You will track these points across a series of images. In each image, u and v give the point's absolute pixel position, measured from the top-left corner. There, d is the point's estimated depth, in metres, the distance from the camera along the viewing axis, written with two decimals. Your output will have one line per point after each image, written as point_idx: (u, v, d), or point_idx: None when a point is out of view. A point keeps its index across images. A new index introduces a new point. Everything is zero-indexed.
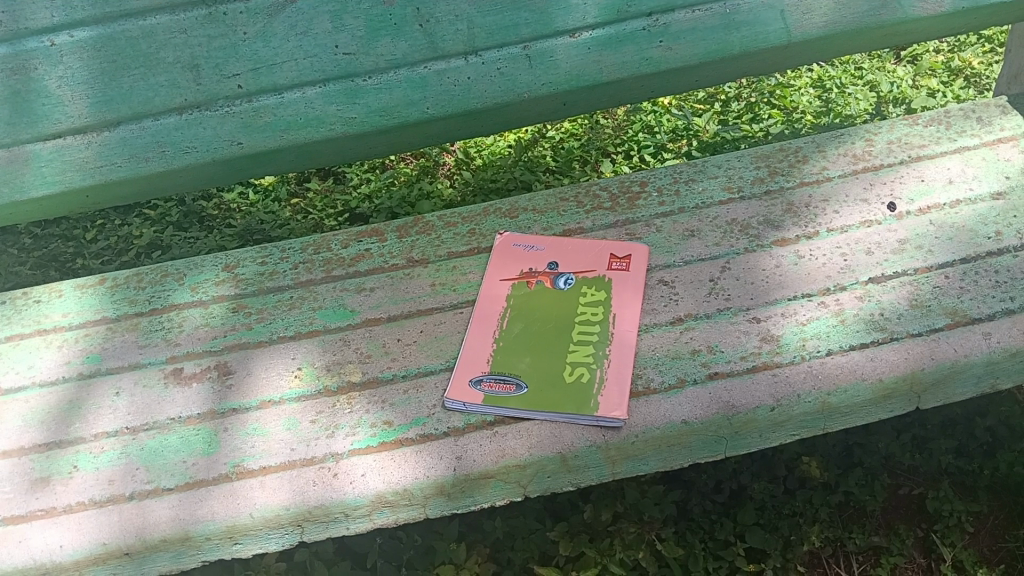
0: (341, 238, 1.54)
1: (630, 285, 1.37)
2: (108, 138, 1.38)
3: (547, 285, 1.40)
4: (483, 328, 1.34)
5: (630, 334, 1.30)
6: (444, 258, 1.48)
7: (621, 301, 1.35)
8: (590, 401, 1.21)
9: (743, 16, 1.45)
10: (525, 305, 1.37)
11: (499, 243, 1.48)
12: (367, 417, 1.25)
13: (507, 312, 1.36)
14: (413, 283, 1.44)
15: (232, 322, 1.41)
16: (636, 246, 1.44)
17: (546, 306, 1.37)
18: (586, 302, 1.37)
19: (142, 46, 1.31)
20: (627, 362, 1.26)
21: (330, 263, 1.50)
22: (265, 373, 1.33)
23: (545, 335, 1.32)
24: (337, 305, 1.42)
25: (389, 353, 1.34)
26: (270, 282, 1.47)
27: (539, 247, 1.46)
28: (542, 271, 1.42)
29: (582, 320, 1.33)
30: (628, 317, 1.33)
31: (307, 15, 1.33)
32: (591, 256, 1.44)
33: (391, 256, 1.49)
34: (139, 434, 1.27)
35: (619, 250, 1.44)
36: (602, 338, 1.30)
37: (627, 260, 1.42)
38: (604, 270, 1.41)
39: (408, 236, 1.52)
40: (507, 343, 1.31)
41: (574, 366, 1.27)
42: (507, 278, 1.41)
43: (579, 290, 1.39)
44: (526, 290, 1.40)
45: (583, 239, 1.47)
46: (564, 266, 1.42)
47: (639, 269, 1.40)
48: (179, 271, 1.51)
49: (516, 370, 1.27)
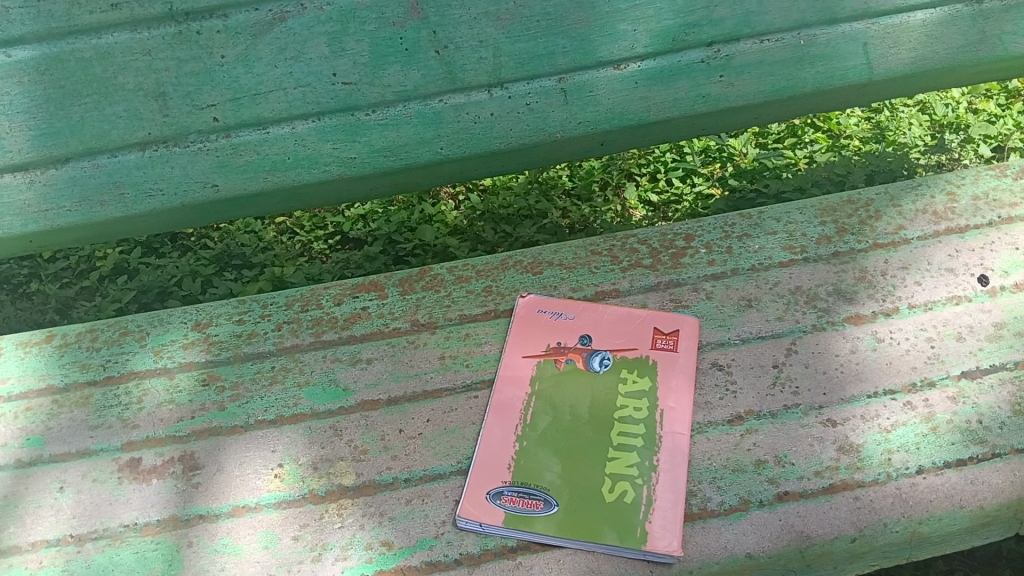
0: (334, 293, 1.29)
1: (680, 372, 1.15)
2: (54, 177, 1.14)
3: (580, 366, 1.17)
4: (502, 422, 1.12)
5: (682, 439, 1.08)
6: (454, 322, 1.25)
7: (669, 393, 1.13)
8: (635, 530, 1.00)
9: (820, 49, 1.20)
10: (552, 391, 1.14)
11: (521, 309, 1.25)
12: (361, 536, 1.04)
13: (531, 401, 1.14)
14: (419, 353, 1.21)
15: (202, 398, 1.19)
16: (685, 320, 1.22)
17: (577, 393, 1.14)
18: (627, 390, 1.14)
19: (95, 69, 1.05)
20: (681, 477, 1.05)
21: (320, 325, 1.26)
22: (238, 471, 1.11)
23: (577, 433, 1.09)
24: (326, 380, 1.20)
25: (389, 449, 1.11)
26: (248, 346, 1.25)
27: (569, 315, 1.24)
28: (573, 347, 1.19)
29: (623, 415, 1.11)
30: (678, 416, 1.11)
31: (299, 36, 1.07)
32: (632, 329, 1.21)
33: (392, 318, 1.26)
34: (85, 546, 1.05)
35: (665, 324, 1.21)
36: (648, 444, 1.08)
37: (674, 337, 1.20)
38: (647, 351, 1.18)
39: (412, 293, 1.28)
40: (531, 444, 1.09)
41: (615, 480, 1.05)
42: (531, 357, 1.19)
43: (617, 374, 1.15)
44: (555, 371, 1.17)
45: (622, 307, 1.24)
46: (599, 342, 1.20)
47: (689, 350, 1.18)
48: (142, 328, 1.28)
49: (543, 481, 1.05)
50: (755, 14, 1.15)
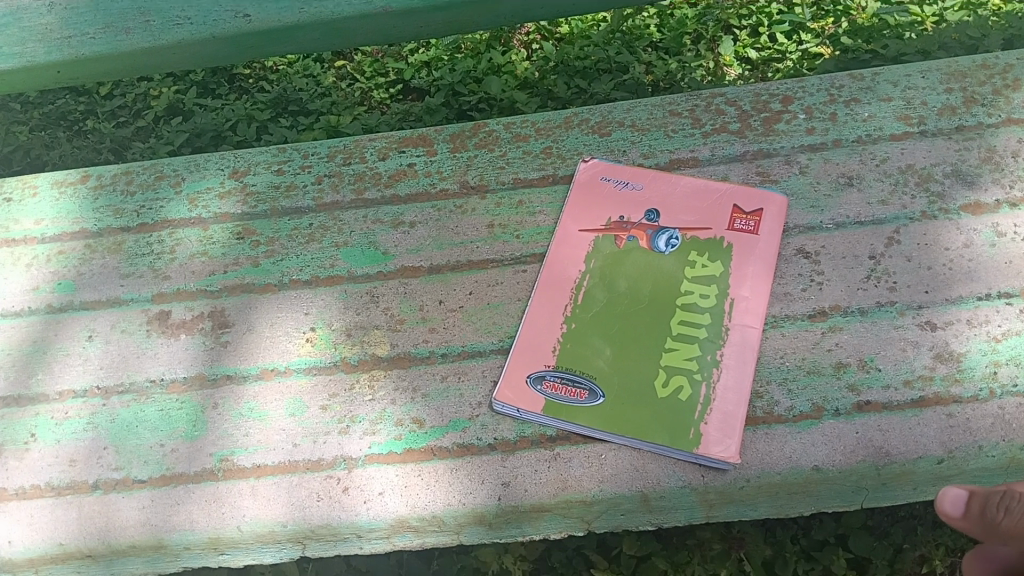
0: (379, 146, 1.19)
1: (757, 259, 1.01)
2: (76, 2, 1.10)
3: (642, 245, 1.04)
4: (550, 302, 1.01)
5: (752, 334, 0.95)
6: (507, 186, 1.13)
7: (742, 281, 0.99)
8: (688, 430, 0.90)
9: None
10: (608, 270, 1.02)
11: (583, 176, 1.11)
12: (392, 411, 0.96)
13: (584, 280, 1.02)
14: (466, 220, 1.11)
15: (236, 253, 1.12)
16: (771, 199, 1.06)
17: (637, 275, 1.01)
18: (694, 275, 1.00)
19: None
20: (746, 377, 0.93)
21: (362, 180, 1.17)
22: (268, 332, 1.04)
23: (632, 320, 0.98)
24: (366, 244, 1.11)
25: (427, 320, 1.03)
26: (285, 200, 1.16)
27: (636, 186, 1.09)
28: (637, 223, 1.06)
29: (686, 303, 0.98)
30: (750, 308, 0.97)
31: None
32: (707, 206, 1.06)
33: (440, 178, 1.15)
34: (111, 399, 1.01)
35: (746, 203, 1.06)
36: (712, 337, 0.95)
37: (756, 217, 1.04)
38: (723, 231, 1.03)
39: (463, 150, 1.17)
40: (580, 326, 0.98)
41: (671, 374, 0.93)
42: (589, 231, 1.06)
43: (684, 256, 1.02)
44: (614, 248, 1.04)
45: (698, 180, 1.09)
46: (668, 218, 1.05)
47: (771, 234, 1.03)
48: (177, 173, 1.20)
49: (590, 369, 0.95)
50: None
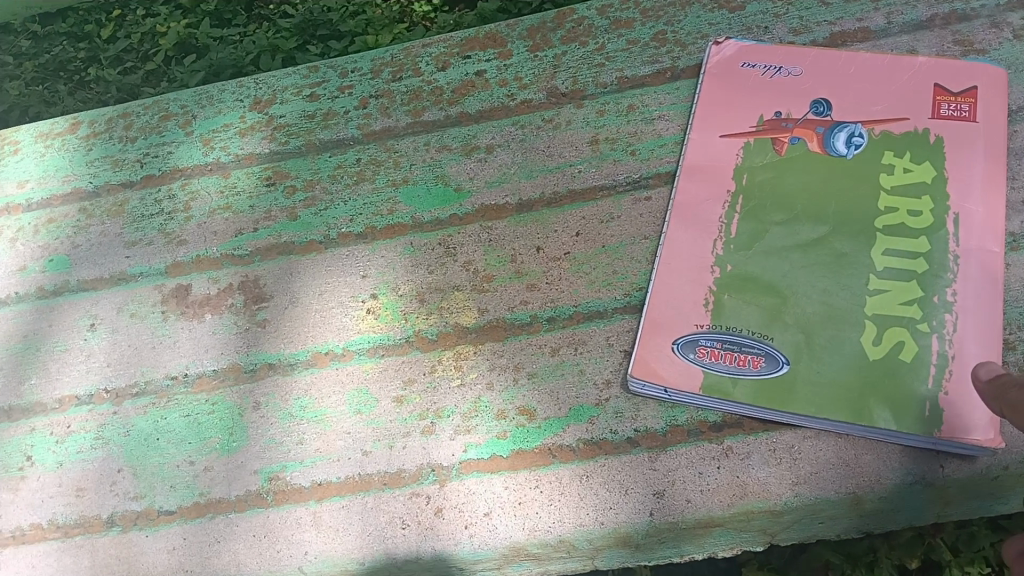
0: (436, 53, 0.92)
1: (982, 155, 0.73)
2: None
3: (814, 149, 0.76)
4: (692, 236, 0.74)
5: (990, 262, 0.69)
6: (610, 89, 0.85)
7: (966, 189, 0.72)
8: (921, 407, 0.64)
9: None
10: (770, 187, 0.75)
11: (714, 65, 0.83)
12: (490, 399, 0.71)
13: (737, 203, 0.75)
14: (560, 138, 0.84)
15: (267, 204, 0.86)
16: (986, 71, 0.77)
17: (812, 191, 0.74)
18: (894, 186, 0.72)
19: None
20: (992, 325, 0.67)
21: (419, 98, 0.90)
22: (317, 305, 0.79)
23: (816, 256, 0.71)
24: (432, 179, 0.85)
25: (524, 274, 0.77)
26: (324, 132, 0.90)
27: (792, 70, 0.80)
28: (801, 120, 0.77)
29: (890, 225, 0.71)
30: (982, 226, 0.70)
31: None
32: (897, 90, 0.77)
33: (521, 86, 0.88)
34: (123, 406, 0.79)
35: (952, 79, 0.77)
36: (936, 271, 0.69)
37: (969, 98, 0.75)
38: (926, 121, 0.75)
39: (546, 48, 0.90)
40: (742, 269, 0.72)
41: (883, 329, 0.67)
42: (734, 136, 0.78)
43: (876, 160, 0.74)
44: (774, 158, 0.76)
45: (878, 55, 0.80)
46: (843, 110, 0.77)
47: (995, 118, 0.75)
48: (186, 109, 0.95)
49: (765, 328, 0.69)
50: None
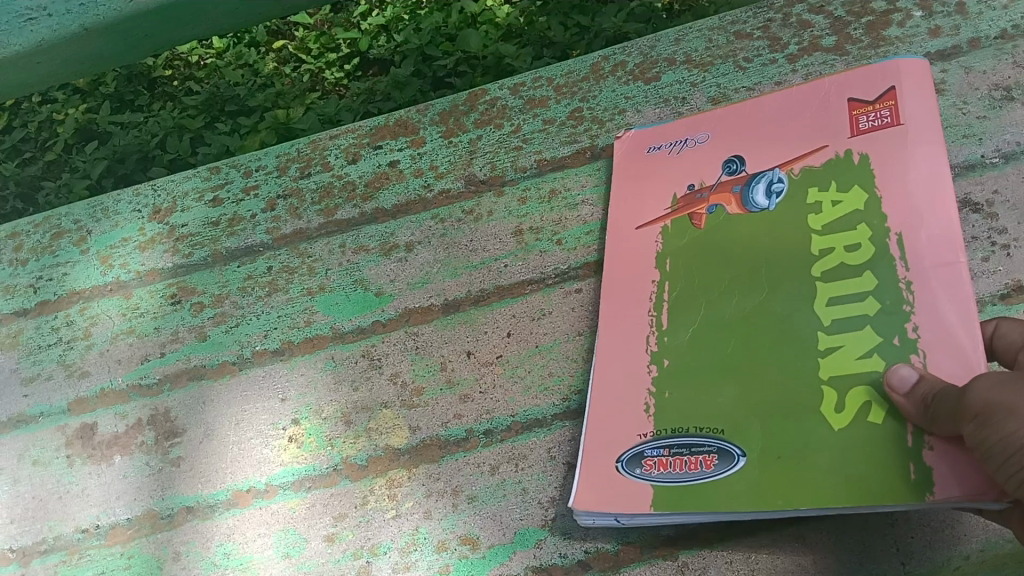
0: (345, 145, 0.88)
1: (917, 158, 0.68)
2: None
3: (734, 211, 0.72)
4: (623, 342, 0.70)
5: (947, 280, 0.62)
6: (530, 173, 0.82)
7: (906, 206, 0.66)
8: (905, 469, 0.56)
9: None
10: (694, 269, 0.71)
11: (621, 151, 0.80)
12: (428, 530, 0.67)
13: (664, 295, 0.71)
14: (483, 230, 0.80)
15: (174, 323, 0.81)
16: (899, 67, 0.72)
17: (739, 255, 0.70)
18: (824, 225, 0.68)
19: None
20: (971, 349, 0.59)
21: (331, 195, 0.85)
22: (236, 436, 0.74)
23: (755, 323, 0.67)
24: (350, 285, 0.80)
25: (454, 386, 0.73)
26: (231, 240, 0.84)
27: (699, 137, 0.77)
28: (715, 186, 0.74)
29: (826, 270, 0.66)
30: (939, 244, 0.64)
31: None
32: (808, 123, 0.74)
33: (437, 176, 0.84)
34: (31, 566, 0.72)
35: (864, 89, 0.73)
36: (888, 308, 0.63)
37: (889, 105, 0.71)
38: (847, 142, 0.71)
39: (460, 133, 0.86)
40: (678, 356, 0.68)
41: (842, 391, 0.61)
42: (651, 225, 0.75)
43: (799, 199, 0.70)
44: (694, 233, 0.73)
45: (783, 93, 0.77)
46: (757, 161, 0.74)
47: (923, 116, 0.69)
48: (80, 224, 0.89)
49: (708, 411, 0.64)
50: None
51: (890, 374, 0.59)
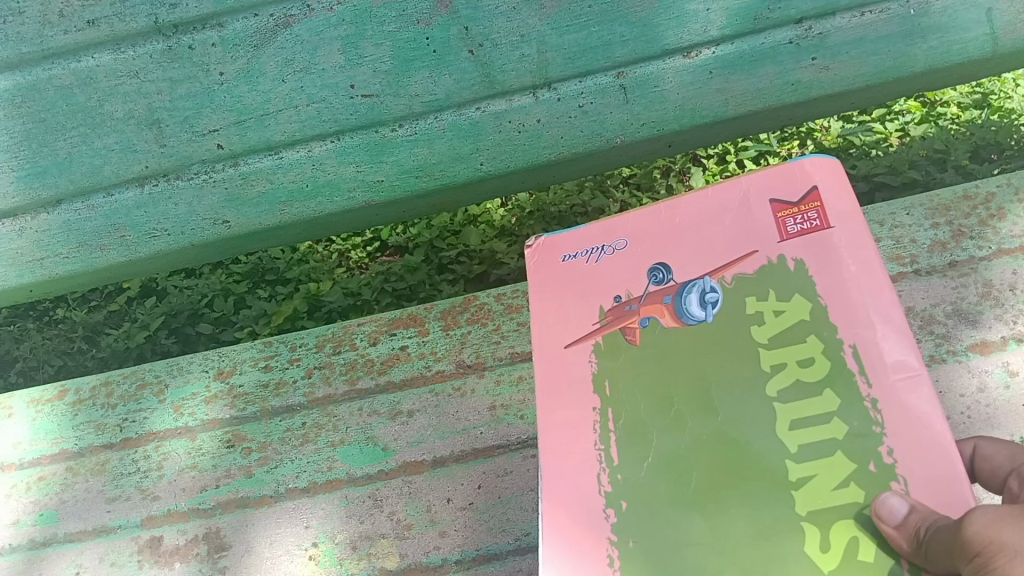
0: (368, 331, 1.16)
1: (853, 260, 0.82)
2: (47, 222, 1.04)
3: (669, 321, 0.87)
4: (573, 455, 0.82)
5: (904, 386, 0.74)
6: (505, 362, 1.10)
7: (855, 312, 0.80)
8: None
9: (936, 18, 0.99)
10: (642, 398, 0.83)
11: (538, 262, 0.97)
12: None
13: (608, 416, 0.83)
14: (466, 403, 1.07)
15: (228, 462, 1.06)
16: (809, 168, 0.87)
17: (696, 373, 0.82)
18: (770, 337, 0.82)
19: (78, 97, 0.95)
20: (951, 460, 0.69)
21: (354, 370, 1.13)
22: (269, 553, 0.98)
23: (726, 444, 0.77)
24: (363, 440, 1.06)
25: (436, 523, 0.98)
26: (276, 399, 1.11)
27: (616, 245, 0.94)
28: (645, 297, 0.89)
29: (783, 389, 0.78)
30: (897, 354, 0.76)
31: (308, 44, 0.93)
32: (736, 228, 0.89)
33: (436, 359, 1.12)
34: None
35: (790, 191, 0.88)
36: (857, 427, 0.73)
37: (813, 207, 0.86)
38: (777, 246, 0.86)
39: (456, 327, 1.14)
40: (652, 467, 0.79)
41: (825, 526, 0.70)
42: (580, 341, 0.89)
43: (739, 312, 0.84)
44: (630, 349, 0.87)
45: (700, 198, 0.93)
46: (682, 271, 0.89)
47: (842, 214, 0.84)
48: (160, 378, 1.16)
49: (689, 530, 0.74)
50: None
51: (879, 501, 0.66)
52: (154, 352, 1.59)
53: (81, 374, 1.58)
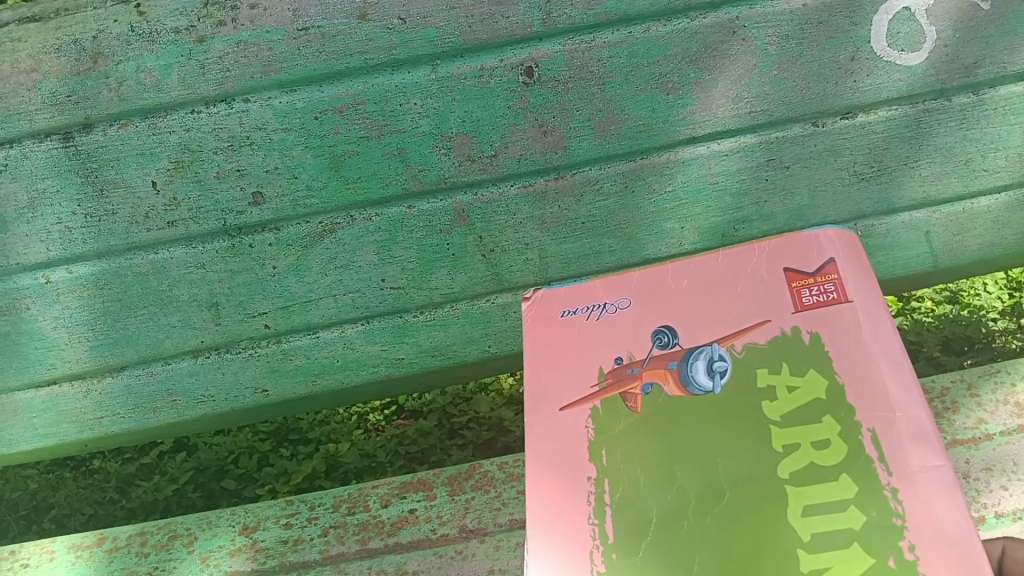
0: (381, 493, 1.28)
1: (871, 335, 0.73)
2: (111, 386, 1.19)
3: (673, 389, 0.76)
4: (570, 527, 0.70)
5: (931, 476, 0.65)
6: (504, 528, 1.21)
7: (877, 396, 0.70)
8: None
9: (879, 238, 1.17)
10: (637, 477, 0.72)
11: (533, 318, 0.86)
12: None
13: (607, 490, 0.72)
14: (466, 565, 1.17)
15: None
16: (823, 239, 0.80)
17: (696, 444, 0.72)
18: (784, 416, 0.71)
19: (151, 283, 1.12)
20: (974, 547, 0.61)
21: (366, 530, 1.24)
22: None
23: (742, 530, 0.66)
24: None
25: None
26: (294, 554, 1.22)
27: (618, 303, 0.84)
28: (648, 360, 0.78)
29: (795, 470, 0.68)
30: (923, 444, 0.67)
31: (349, 246, 1.12)
32: (748, 295, 0.80)
33: (441, 523, 1.23)
34: None
35: (804, 260, 0.80)
36: (876, 518, 0.63)
37: (827, 276, 0.78)
38: (794, 318, 0.77)
39: (461, 493, 1.25)
40: (651, 546, 0.67)
41: None
42: (575, 404, 0.78)
43: (752, 386, 0.74)
44: (630, 417, 0.75)
45: (708, 258, 0.84)
46: (688, 335, 0.79)
47: (860, 288, 0.76)
48: (191, 531, 1.27)
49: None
50: (808, 206, 1.14)
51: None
52: (179, 506, 1.70)
53: (109, 523, 1.68)
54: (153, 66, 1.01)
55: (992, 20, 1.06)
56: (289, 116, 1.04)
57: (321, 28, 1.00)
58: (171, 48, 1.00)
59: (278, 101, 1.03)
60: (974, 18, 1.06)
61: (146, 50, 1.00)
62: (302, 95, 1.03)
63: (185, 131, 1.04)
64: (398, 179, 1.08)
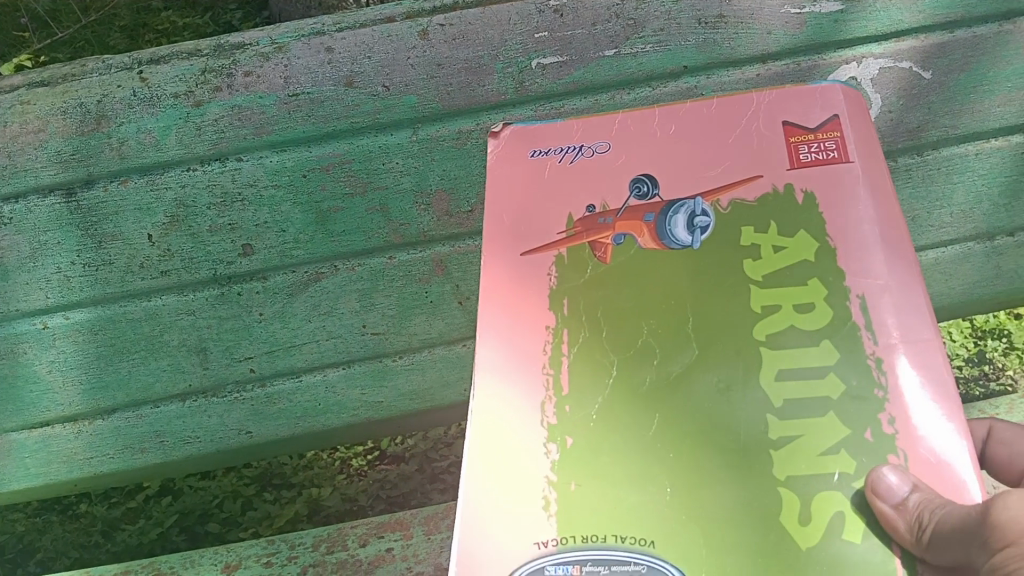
0: (359, 534, 1.31)
1: (864, 194, 0.88)
2: (101, 427, 1.22)
3: (644, 241, 0.91)
4: (526, 362, 0.88)
5: (910, 334, 0.82)
6: None
7: (869, 253, 0.86)
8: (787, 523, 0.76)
9: None
10: (614, 327, 0.88)
11: (507, 145, 0.99)
12: None
13: (562, 338, 0.88)
14: None
15: None
16: (828, 95, 0.93)
17: (668, 298, 0.88)
18: (762, 277, 0.87)
19: (144, 329, 1.18)
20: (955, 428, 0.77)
21: (344, 568, 1.28)
22: None
23: (697, 377, 0.84)
24: None
25: None
26: None
27: (597, 147, 0.97)
28: (623, 211, 0.93)
29: (771, 331, 0.84)
30: (907, 316, 0.82)
31: (333, 294, 1.18)
32: (734, 148, 0.94)
33: (416, 561, 1.28)
34: None
35: (801, 117, 0.93)
36: (855, 386, 0.80)
37: (818, 132, 0.92)
38: (787, 173, 0.91)
39: (438, 532, 1.30)
40: (611, 390, 0.85)
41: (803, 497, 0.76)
42: (542, 250, 0.93)
43: (730, 241, 0.89)
44: (598, 266, 0.91)
45: (695, 106, 0.97)
46: (665, 186, 0.93)
47: (854, 142, 0.90)
48: (173, 569, 1.31)
49: (632, 471, 0.81)
50: None
51: (877, 478, 0.74)
52: (164, 548, 1.73)
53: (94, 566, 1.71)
54: (153, 127, 1.11)
55: (934, 87, 1.15)
56: (278, 174, 1.12)
57: (310, 94, 1.11)
58: (170, 112, 1.11)
59: (268, 161, 1.12)
60: (917, 86, 1.15)
61: (147, 114, 1.11)
62: (291, 155, 1.12)
63: (181, 187, 1.12)
64: (380, 232, 1.15)
